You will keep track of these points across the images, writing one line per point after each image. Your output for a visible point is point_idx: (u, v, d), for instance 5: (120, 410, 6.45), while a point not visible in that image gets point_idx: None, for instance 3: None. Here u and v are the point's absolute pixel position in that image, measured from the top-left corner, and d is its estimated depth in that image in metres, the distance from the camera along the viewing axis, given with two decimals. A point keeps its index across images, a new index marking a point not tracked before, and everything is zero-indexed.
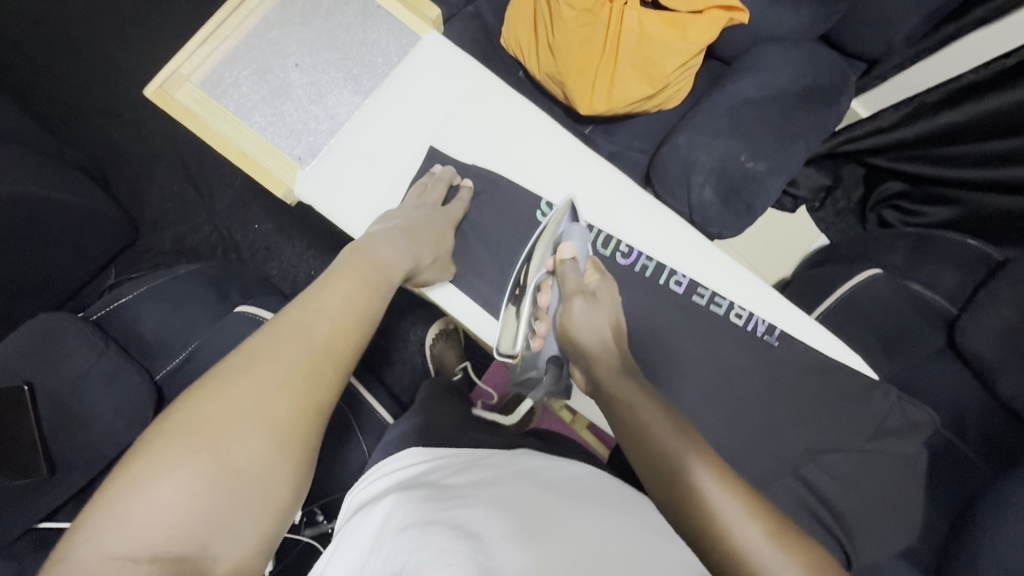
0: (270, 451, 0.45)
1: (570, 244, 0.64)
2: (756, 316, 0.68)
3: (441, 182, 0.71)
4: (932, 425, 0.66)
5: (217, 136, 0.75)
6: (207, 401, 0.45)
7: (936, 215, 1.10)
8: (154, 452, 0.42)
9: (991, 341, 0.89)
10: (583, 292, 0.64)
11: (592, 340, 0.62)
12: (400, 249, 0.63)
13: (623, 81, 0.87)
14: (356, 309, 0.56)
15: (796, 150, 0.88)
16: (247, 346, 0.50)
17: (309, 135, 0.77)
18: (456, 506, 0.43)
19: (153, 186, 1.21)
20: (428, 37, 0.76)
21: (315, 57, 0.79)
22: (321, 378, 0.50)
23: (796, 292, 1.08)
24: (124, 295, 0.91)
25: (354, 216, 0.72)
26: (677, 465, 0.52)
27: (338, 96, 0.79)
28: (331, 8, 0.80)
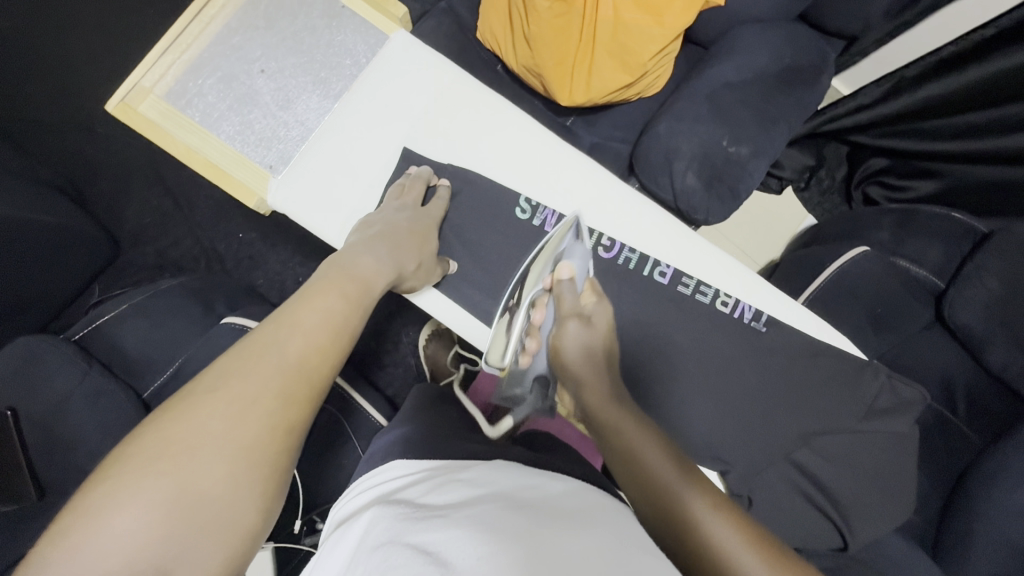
0: (237, 475, 0.43)
1: (570, 263, 0.63)
2: (743, 303, 0.68)
3: (419, 182, 0.70)
4: (923, 402, 0.67)
5: (184, 149, 0.74)
6: (173, 423, 0.43)
7: (920, 189, 1.11)
8: (112, 478, 0.40)
9: (979, 313, 0.90)
10: (579, 314, 0.62)
11: (583, 364, 0.61)
12: (381, 258, 0.62)
13: (600, 71, 0.86)
14: (332, 325, 0.55)
15: (777, 132, 0.87)
16: (218, 365, 0.48)
17: (279, 142, 0.75)
18: (434, 522, 0.43)
19: (132, 199, 1.18)
20: (396, 36, 0.74)
21: (282, 61, 0.77)
22: (294, 399, 0.49)
23: (786, 274, 1.08)
24: (107, 313, 0.90)
25: (331, 223, 0.71)
26: (662, 482, 0.53)
27: (307, 100, 0.77)
28: (295, 10, 0.78)
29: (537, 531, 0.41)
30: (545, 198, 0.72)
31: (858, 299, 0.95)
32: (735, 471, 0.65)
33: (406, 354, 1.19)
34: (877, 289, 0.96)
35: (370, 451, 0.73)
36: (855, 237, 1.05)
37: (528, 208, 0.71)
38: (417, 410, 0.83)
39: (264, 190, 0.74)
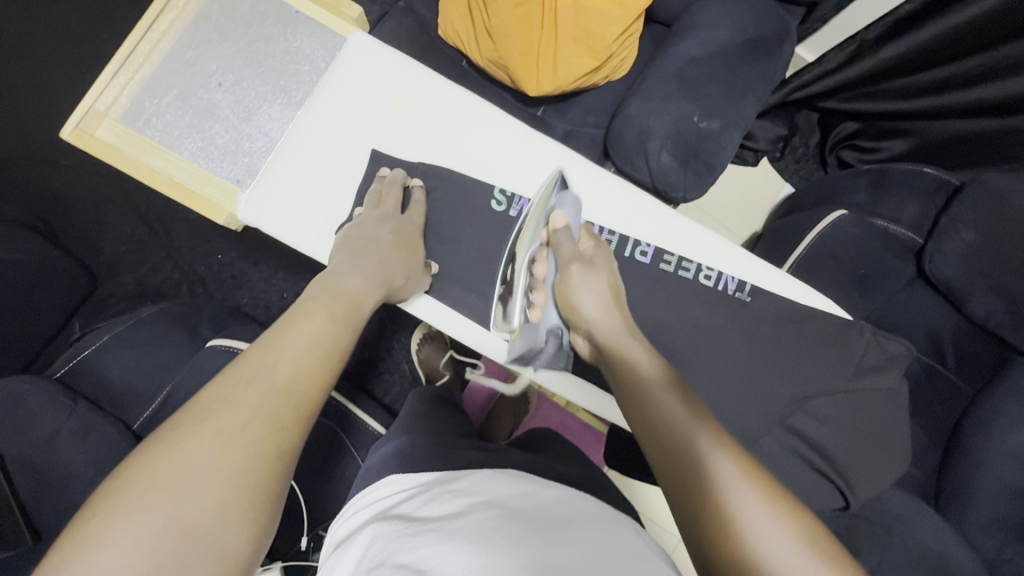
0: (231, 503, 0.42)
1: (563, 212, 0.63)
2: (726, 275, 0.68)
3: (394, 185, 0.69)
4: (909, 355, 0.68)
5: (147, 171, 0.73)
6: (163, 454, 0.43)
7: (892, 148, 1.14)
8: (104, 513, 0.40)
9: (958, 264, 0.91)
10: (580, 259, 0.62)
11: (593, 305, 0.60)
12: (369, 275, 0.62)
13: (566, 57, 0.86)
14: (322, 347, 0.54)
15: (746, 103, 0.88)
16: (207, 394, 0.47)
17: (244, 156, 0.74)
18: (426, 540, 0.44)
19: (104, 230, 1.16)
20: (354, 38, 0.73)
21: (239, 73, 0.76)
22: (284, 424, 0.48)
23: (769, 244, 1.09)
24: (87, 347, 0.88)
25: (303, 230, 0.70)
26: (677, 435, 0.51)
27: (268, 111, 0.75)
28: (247, 21, 0.77)
29: (532, 545, 0.43)
30: (520, 187, 0.72)
31: (840, 262, 0.96)
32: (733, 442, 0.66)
33: (399, 360, 1.18)
34: (858, 251, 0.97)
35: (368, 464, 0.72)
36: (832, 202, 1.06)
37: (503, 200, 0.72)
38: (416, 417, 0.83)
39: (233, 207, 0.72)
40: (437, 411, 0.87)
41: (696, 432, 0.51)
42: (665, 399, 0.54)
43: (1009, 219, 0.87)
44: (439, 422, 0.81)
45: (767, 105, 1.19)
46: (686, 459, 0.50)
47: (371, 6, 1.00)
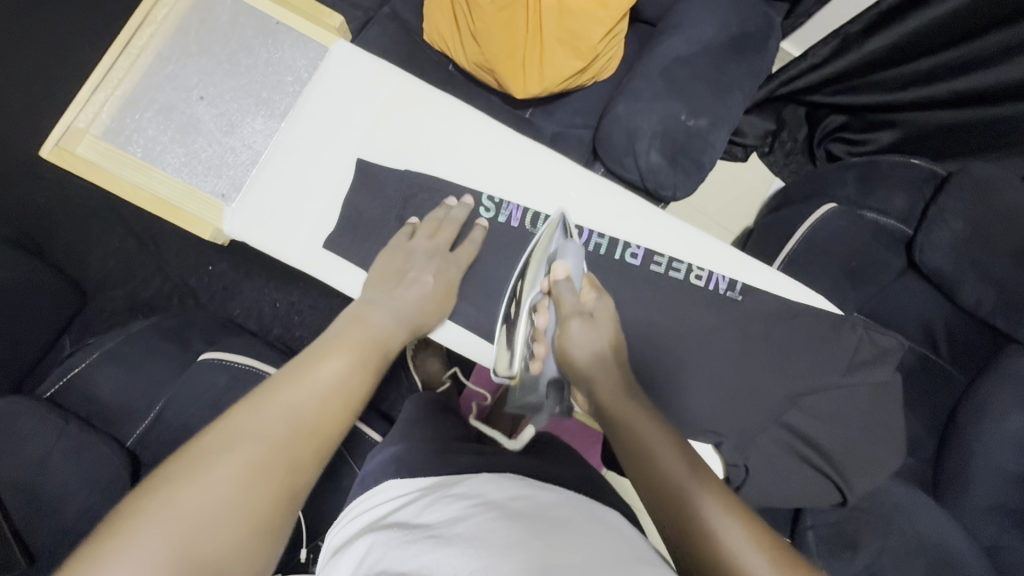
0: (240, 531, 0.43)
1: (565, 262, 0.63)
2: (717, 274, 0.68)
3: (451, 218, 0.69)
4: (901, 348, 0.68)
5: (130, 188, 0.72)
6: (187, 474, 0.44)
7: (880, 140, 1.15)
8: (124, 523, 0.41)
9: (948, 254, 0.92)
10: (580, 313, 0.63)
11: (591, 361, 0.61)
12: (398, 317, 0.63)
13: (552, 59, 0.86)
14: (346, 389, 0.56)
15: (734, 100, 0.88)
16: (237, 420, 0.49)
17: (228, 169, 0.73)
18: (426, 547, 0.44)
19: (93, 245, 1.15)
20: (336, 48, 0.73)
21: (221, 86, 0.75)
22: (302, 461, 0.49)
23: (761, 239, 1.09)
24: (77, 365, 0.87)
25: (290, 242, 0.69)
26: (676, 487, 0.52)
27: (251, 123, 0.75)
28: (227, 32, 0.76)
29: (530, 546, 0.43)
30: (507, 194, 0.71)
31: (832, 255, 0.97)
32: (729, 441, 0.66)
33: (394, 366, 1.18)
34: (848, 243, 0.97)
35: (365, 471, 0.72)
36: (823, 195, 1.07)
37: (491, 206, 0.71)
38: (412, 424, 0.83)
39: (218, 221, 0.72)
40: (434, 417, 0.87)
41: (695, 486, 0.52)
42: (663, 452, 0.55)
43: (1001, 207, 0.89)
44: (436, 428, 0.81)
45: (754, 100, 1.19)
46: (687, 508, 0.50)
47: (355, 13, 0.99)
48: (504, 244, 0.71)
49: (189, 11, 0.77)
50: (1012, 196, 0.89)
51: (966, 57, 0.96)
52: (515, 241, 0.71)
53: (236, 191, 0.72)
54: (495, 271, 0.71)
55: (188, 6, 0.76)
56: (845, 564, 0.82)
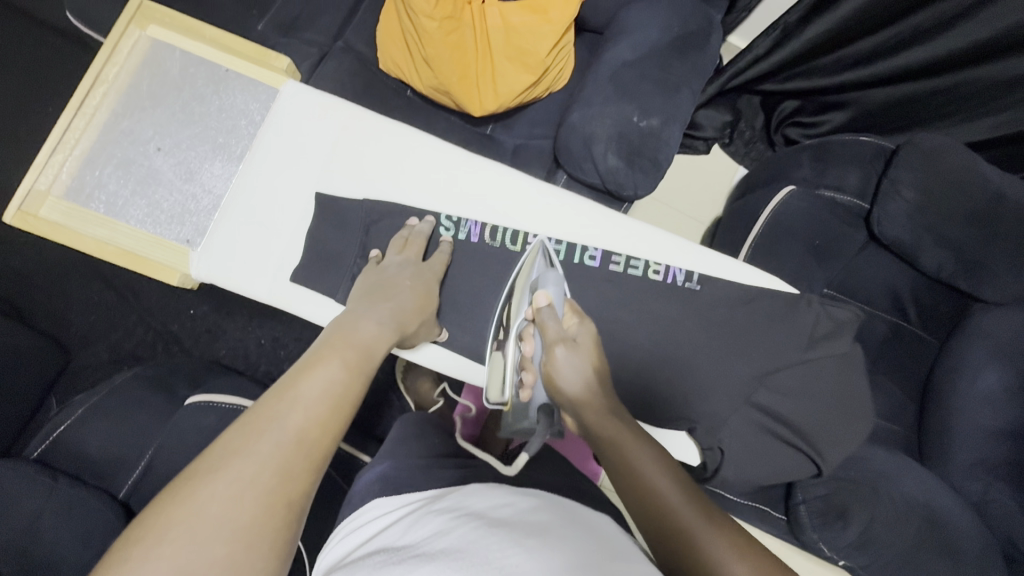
0: (237, 558, 0.41)
1: (546, 291, 0.62)
2: (674, 268, 0.71)
3: (421, 236, 0.70)
4: (857, 319, 0.70)
5: (94, 242, 0.74)
6: (176, 504, 0.41)
7: (832, 121, 1.20)
8: (119, 563, 0.39)
9: (905, 224, 0.95)
10: (565, 339, 0.60)
11: (576, 388, 0.59)
12: (382, 321, 0.61)
13: (503, 76, 0.88)
14: (334, 395, 0.52)
15: (682, 98, 0.91)
16: (221, 441, 0.46)
17: (191, 216, 0.75)
18: (409, 566, 0.47)
19: (70, 301, 1.15)
20: (286, 87, 0.75)
21: (177, 136, 0.77)
22: (294, 473, 0.46)
23: (729, 227, 1.12)
24: (61, 423, 0.86)
25: (259, 280, 0.71)
26: (669, 518, 0.52)
27: (210, 169, 0.76)
28: (178, 82, 0.78)
29: (512, 553, 0.47)
30: (465, 212, 0.74)
31: (796, 236, 1.00)
32: (701, 426, 0.68)
33: (384, 390, 1.18)
34: (810, 223, 1.00)
35: (355, 490, 0.78)
36: (781, 179, 1.09)
37: (451, 225, 0.74)
38: (403, 449, 0.83)
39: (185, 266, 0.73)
40: (423, 437, 0.88)
41: (689, 515, 0.52)
42: (658, 478, 0.55)
43: (942, 172, 0.93)
44: (421, 451, 0.81)
45: (707, 96, 1.22)
46: (677, 537, 0.50)
47: (309, 50, 1.00)
48: (468, 260, 0.74)
49: (140, 66, 0.78)
50: (954, 163, 0.93)
51: (904, 34, 1.00)
52: (479, 256, 0.74)
53: (201, 235, 0.74)
54: (461, 285, 0.74)
55: (139, 62, 0.78)
56: (838, 533, 0.83)
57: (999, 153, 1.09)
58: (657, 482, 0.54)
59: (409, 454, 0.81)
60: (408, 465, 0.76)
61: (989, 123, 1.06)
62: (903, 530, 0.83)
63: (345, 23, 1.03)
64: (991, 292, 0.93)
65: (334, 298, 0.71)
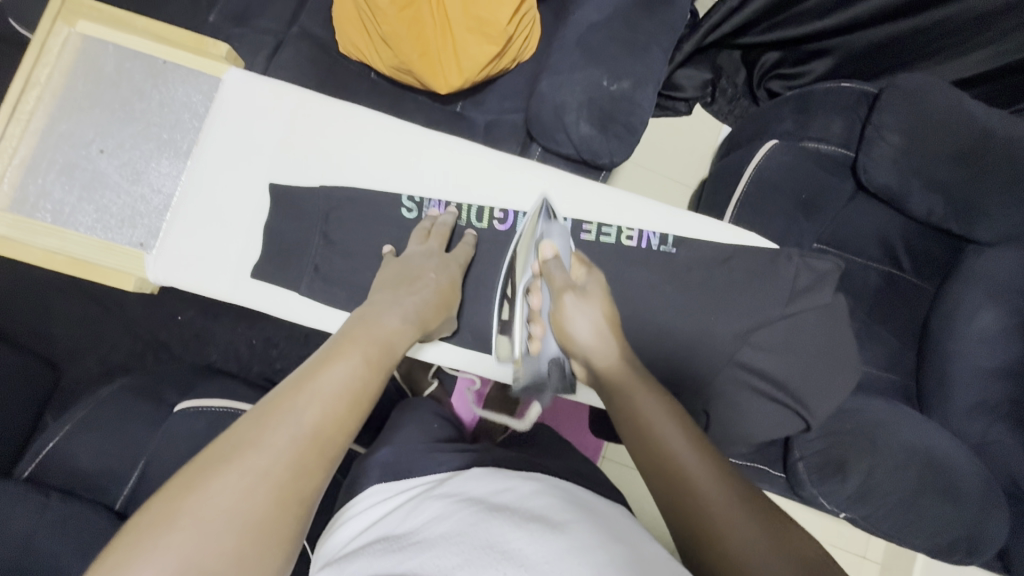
0: (243, 553, 0.36)
1: (551, 242, 0.62)
2: (647, 232, 0.70)
3: (445, 227, 0.68)
4: (837, 269, 0.68)
5: (45, 253, 0.71)
6: (187, 493, 0.37)
7: (816, 70, 1.16)
8: (124, 548, 0.35)
9: (892, 168, 0.91)
10: (573, 287, 0.60)
11: (588, 335, 0.59)
12: (406, 317, 0.57)
13: (465, 49, 0.86)
14: (352, 390, 0.46)
15: (653, 58, 0.88)
16: (231, 431, 0.41)
17: (142, 218, 0.73)
18: (410, 552, 0.47)
19: (56, 317, 1.13)
20: (228, 77, 0.72)
21: (119, 135, 0.74)
22: (308, 467, 0.41)
23: (714, 188, 1.08)
24: (51, 441, 0.86)
25: (218, 277, 0.70)
26: (679, 461, 0.51)
27: (157, 167, 0.74)
28: (115, 79, 0.75)
29: (513, 536, 0.47)
30: (428, 191, 0.72)
31: (782, 191, 0.97)
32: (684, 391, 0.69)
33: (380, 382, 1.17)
34: (796, 177, 0.97)
35: (352, 479, 0.78)
36: (763, 134, 1.05)
37: (413, 206, 0.72)
38: (395, 438, 0.83)
39: (141, 269, 0.71)
40: (416, 424, 0.87)
41: (700, 466, 0.50)
42: (667, 431, 0.53)
43: (928, 112, 0.90)
44: (413, 439, 0.81)
45: (686, 55, 1.16)
46: (684, 483, 0.49)
47: (264, 38, 0.96)
48: None
49: (72, 66, 0.75)
50: (938, 102, 0.90)
51: None
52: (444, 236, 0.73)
53: (154, 237, 0.72)
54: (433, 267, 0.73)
55: (71, 62, 0.75)
56: (837, 487, 0.83)
57: (991, 89, 1.06)
58: (667, 436, 0.53)
59: (401, 442, 0.81)
60: (405, 450, 0.77)
61: (976, 59, 1.02)
62: (903, 479, 0.83)
63: (300, 8, 0.99)
64: (984, 233, 0.91)
65: (296, 289, 0.70)
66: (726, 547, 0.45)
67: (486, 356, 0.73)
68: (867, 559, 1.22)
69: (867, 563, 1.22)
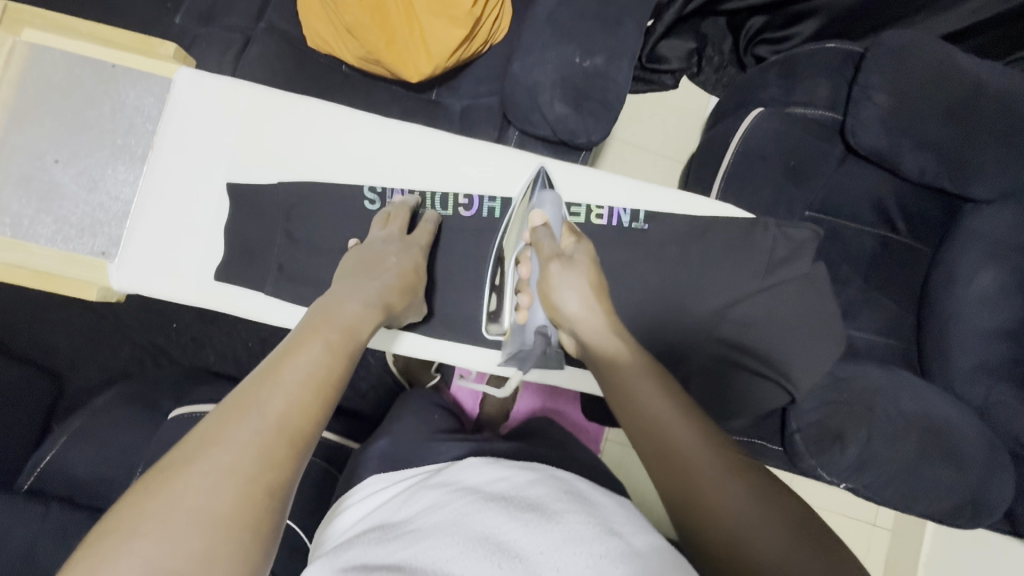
0: (215, 550, 0.36)
1: (541, 211, 0.63)
2: (618, 210, 0.70)
3: (403, 208, 0.68)
4: (816, 237, 0.68)
5: (5, 267, 0.70)
6: (153, 495, 0.37)
7: (802, 32, 1.12)
8: (91, 553, 0.34)
9: (881, 130, 0.88)
10: (559, 255, 0.59)
11: (574, 303, 0.57)
12: (368, 300, 0.56)
13: (433, 34, 0.84)
14: (317, 377, 0.46)
15: (627, 30, 0.85)
16: (201, 427, 0.41)
17: (103, 229, 0.73)
18: (403, 542, 0.47)
19: (52, 329, 1.14)
20: (180, 76, 0.71)
21: (73, 145, 0.74)
22: (277, 461, 0.41)
23: (701, 160, 1.06)
24: (47, 454, 0.88)
25: (182, 285, 0.69)
26: (687, 459, 0.46)
27: (114, 175, 0.74)
28: (66, 89, 0.74)
29: (506, 527, 0.46)
30: (394, 182, 0.72)
31: (769, 159, 0.94)
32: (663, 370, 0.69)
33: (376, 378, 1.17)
34: (785, 143, 0.94)
35: (346, 474, 0.79)
36: (749, 101, 1.02)
37: (375, 198, 0.71)
38: (386, 431, 0.83)
39: (104, 280, 0.71)
40: (414, 415, 0.87)
41: (690, 438, 0.47)
42: (657, 402, 0.50)
43: (914, 68, 0.87)
44: (404, 431, 0.80)
45: (667, 24, 1.13)
46: (680, 464, 0.45)
47: (231, 36, 0.94)
48: None
49: (20, 78, 0.74)
50: (926, 57, 0.87)
51: None
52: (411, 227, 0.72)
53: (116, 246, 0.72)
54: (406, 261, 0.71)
55: (20, 72, 0.74)
56: (835, 458, 0.81)
57: (984, 40, 1.01)
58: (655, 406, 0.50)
59: (400, 432, 0.81)
60: (401, 441, 0.77)
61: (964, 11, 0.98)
62: (904, 445, 0.81)
63: (265, 2, 0.97)
64: (980, 189, 0.88)
65: (262, 290, 0.69)
66: (716, 511, 0.43)
67: (465, 348, 0.72)
68: (876, 526, 1.21)
69: (877, 530, 1.21)
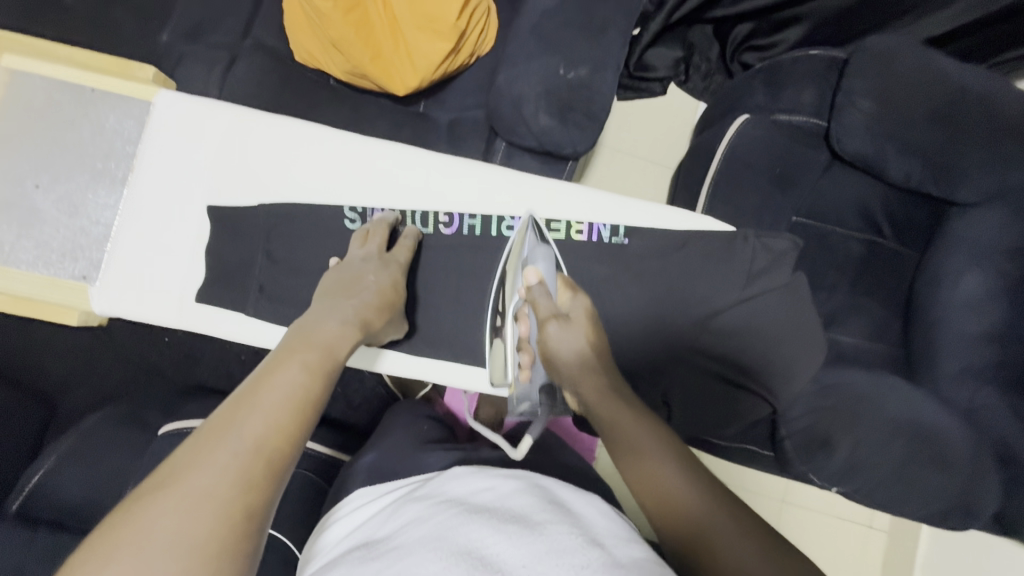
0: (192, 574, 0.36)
1: (536, 268, 0.65)
2: (598, 225, 0.70)
3: (382, 225, 0.68)
4: (796, 247, 0.68)
5: None
6: (127, 522, 0.36)
7: (788, 39, 1.13)
8: None
9: (865, 136, 0.89)
10: (556, 315, 0.62)
11: (572, 362, 0.61)
12: (346, 319, 0.57)
13: (418, 48, 0.84)
14: (294, 398, 0.47)
15: (610, 40, 0.85)
16: (176, 453, 0.41)
17: (83, 252, 0.73)
18: (388, 560, 0.46)
19: (42, 346, 1.13)
20: (160, 98, 0.72)
21: (52, 169, 0.74)
22: (255, 482, 0.41)
23: (689, 168, 1.06)
24: (34, 477, 0.88)
25: (161, 306, 0.70)
26: (676, 494, 0.51)
27: (95, 198, 0.74)
28: (46, 113, 0.74)
29: (489, 539, 0.46)
30: (376, 199, 0.72)
31: (756, 167, 0.95)
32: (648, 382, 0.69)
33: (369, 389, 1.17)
34: (770, 151, 0.95)
35: (336, 489, 0.79)
36: (735, 109, 1.03)
37: (357, 216, 0.72)
38: (375, 445, 0.83)
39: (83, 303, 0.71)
40: (403, 427, 0.87)
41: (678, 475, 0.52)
42: (648, 444, 0.55)
43: (896, 74, 0.88)
44: (394, 444, 0.80)
45: (653, 34, 1.13)
46: (672, 499, 0.51)
47: (217, 53, 0.95)
48: None
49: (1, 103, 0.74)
50: (907, 63, 0.88)
51: None
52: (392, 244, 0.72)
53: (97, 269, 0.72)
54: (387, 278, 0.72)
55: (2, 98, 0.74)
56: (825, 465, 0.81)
57: (970, 42, 1.02)
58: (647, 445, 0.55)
59: (388, 445, 0.80)
60: (388, 454, 0.77)
61: (947, 16, 0.98)
62: (892, 451, 0.82)
63: (251, 17, 0.97)
64: (965, 193, 0.88)
65: (244, 310, 0.70)
66: (706, 540, 0.47)
67: (449, 363, 0.72)
68: (873, 529, 1.21)
69: (874, 533, 1.21)
